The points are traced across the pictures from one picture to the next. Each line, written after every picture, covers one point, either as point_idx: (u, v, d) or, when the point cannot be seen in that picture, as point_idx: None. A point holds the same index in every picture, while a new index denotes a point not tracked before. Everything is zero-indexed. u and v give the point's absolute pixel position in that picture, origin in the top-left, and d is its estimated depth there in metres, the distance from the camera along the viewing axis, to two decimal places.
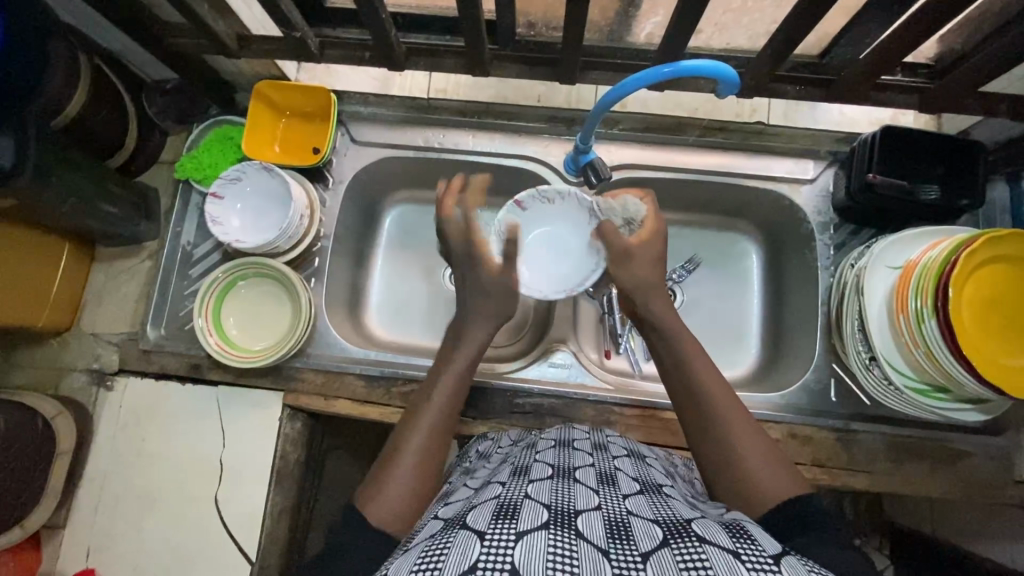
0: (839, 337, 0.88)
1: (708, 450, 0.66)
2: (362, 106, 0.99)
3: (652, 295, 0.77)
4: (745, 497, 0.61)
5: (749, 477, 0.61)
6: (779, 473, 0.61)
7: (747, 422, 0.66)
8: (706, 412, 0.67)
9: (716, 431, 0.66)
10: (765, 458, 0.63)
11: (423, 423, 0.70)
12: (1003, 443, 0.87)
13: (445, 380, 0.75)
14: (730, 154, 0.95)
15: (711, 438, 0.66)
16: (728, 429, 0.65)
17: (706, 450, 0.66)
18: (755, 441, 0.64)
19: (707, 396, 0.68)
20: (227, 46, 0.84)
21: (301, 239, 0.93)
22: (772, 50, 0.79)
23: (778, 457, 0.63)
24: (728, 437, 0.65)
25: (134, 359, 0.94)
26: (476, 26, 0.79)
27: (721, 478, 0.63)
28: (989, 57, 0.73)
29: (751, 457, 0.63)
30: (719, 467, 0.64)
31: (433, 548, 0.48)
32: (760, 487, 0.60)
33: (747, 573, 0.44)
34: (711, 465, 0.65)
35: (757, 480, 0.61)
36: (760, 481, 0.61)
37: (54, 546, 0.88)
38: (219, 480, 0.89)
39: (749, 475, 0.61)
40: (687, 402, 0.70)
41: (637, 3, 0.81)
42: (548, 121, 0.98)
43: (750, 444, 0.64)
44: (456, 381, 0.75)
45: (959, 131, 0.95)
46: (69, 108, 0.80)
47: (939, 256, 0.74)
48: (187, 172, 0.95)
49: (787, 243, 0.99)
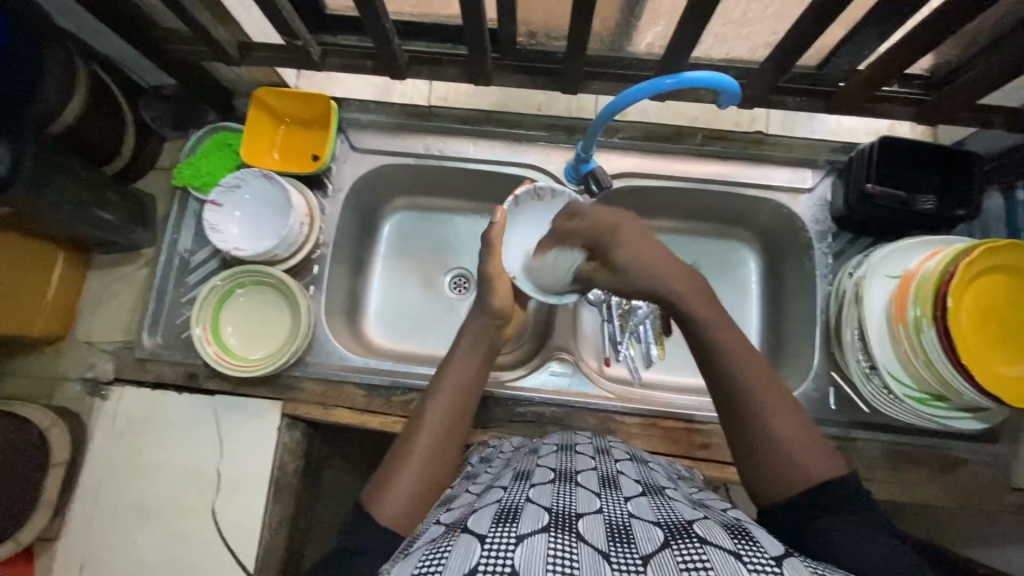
0: (838, 345, 0.89)
1: (734, 422, 0.65)
2: (361, 113, 0.99)
3: (664, 276, 0.72)
4: (778, 480, 0.60)
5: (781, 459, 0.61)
6: (813, 448, 0.61)
7: (770, 384, 0.65)
8: (727, 377, 0.66)
9: (748, 409, 0.64)
10: (796, 436, 0.61)
11: (435, 424, 0.70)
12: (1001, 450, 0.88)
13: (460, 385, 0.74)
14: (729, 162, 0.96)
15: (745, 417, 0.64)
16: (753, 394, 0.64)
17: (733, 418, 0.65)
18: (788, 423, 0.62)
19: (734, 372, 0.66)
20: (229, 54, 0.84)
21: (301, 248, 0.92)
22: (773, 63, 0.80)
23: (803, 430, 0.62)
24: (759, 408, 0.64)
25: (130, 368, 0.93)
26: (478, 36, 0.79)
27: (746, 446, 0.63)
28: (985, 72, 0.74)
29: (774, 433, 0.62)
30: (748, 437, 0.63)
31: (432, 554, 0.48)
32: (791, 468, 0.60)
33: (748, 573, 0.45)
34: (736, 431, 0.65)
35: (784, 451, 0.61)
36: (785, 463, 0.60)
37: (47, 558, 0.86)
38: (216, 490, 0.88)
39: (780, 446, 0.61)
40: (716, 380, 0.67)
41: (638, 13, 0.81)
42: (548, 129, 0.98)
43: (784, 427, 0.62)
44: (469, 386, 0.75)
45: (955, 142, 0.97)
46: (66, 116, 0.80)
47: (938, 267, 0.75)
48: (184, 180, 0.94)
49: (785, 251, 1.00)
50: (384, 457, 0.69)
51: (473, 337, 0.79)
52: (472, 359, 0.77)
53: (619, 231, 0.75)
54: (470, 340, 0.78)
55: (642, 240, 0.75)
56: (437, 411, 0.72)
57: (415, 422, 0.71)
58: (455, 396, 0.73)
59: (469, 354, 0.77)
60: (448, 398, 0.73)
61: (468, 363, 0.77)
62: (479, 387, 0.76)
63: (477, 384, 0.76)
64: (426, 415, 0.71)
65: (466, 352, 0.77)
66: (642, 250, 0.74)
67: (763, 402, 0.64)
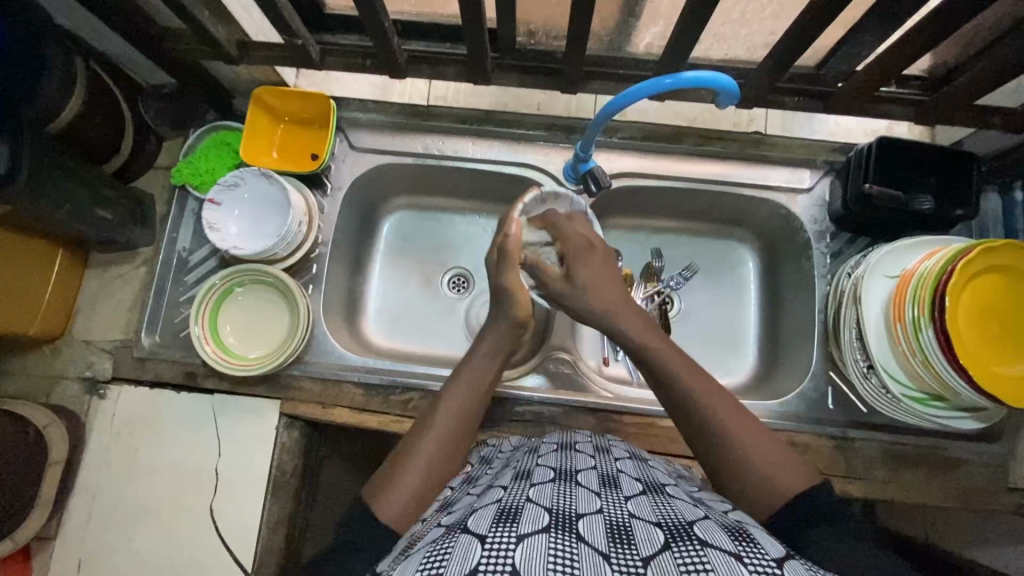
0: (837, 345, 0.89)
1: (701, 445, 0.67)
2: (361, 113, 0.99)
3: (619, 317, 0.74)
4: (752, 500, 0.61)
5: (735, 471, 0.63)
6: (781, 462, 0.63)
7: (728, 406, 0.67)
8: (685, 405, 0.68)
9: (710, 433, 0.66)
10: (761, 452, 0.63)
11: (441, 425, 0.70)
12: (998, 450, 0.88)
13: (468, 386, 0.74)
14: (727, 162, 0.96)
15: (710, 442, 0.66)
16: (714, 418, 0.66)
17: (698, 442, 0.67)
18: (751, 441, 0.64)
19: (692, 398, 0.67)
20: (229, 52, 0.84)
21: (300, 246, 0.92)
22: (772, 63, 0.80)
23: (768, 446, 0.64)
24: (698, 423, 0.66)
25: (128, 367, 0.93)
26: (478, 36, 0.79)
27: (716, 469, 0.65)
28: (984, 73, 0.75)
29: (741, 452, 0.63)
30: (716, 460, 0.65)
31: (433, 553, 0.48)
32: (761, 482, 0.61)
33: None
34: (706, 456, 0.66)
35: (752, 467, 0.62)
36: (756, 481, 0.62)
37: (44, 557, 0.86)
38: (215, 489, 0.87)
39: (749, 463, 0.63)
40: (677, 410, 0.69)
41: (637, 13, 0.82)
42: (547, 129, 0.98)
43: (748, 445, 0.64)
44: (478, 386, 0.74)
45: (953, 142, 0.97)
46: (64, 115, 0.79)
47: (935, 267, 0.75)
48: (183, 178, 0.94)
49: (783, 251, 1.00)
50: (387, 455, 0.69)
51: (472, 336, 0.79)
52: (487, 358, 0.76)
53: (590, 251, 0.79)
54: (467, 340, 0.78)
55: (602, 269, 0.78)
56: (444, 411, 0.71)
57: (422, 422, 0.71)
58: (463, 396, 0.72)
59: (483, 354, 0.76)
60: (457, 398, 0.72)
61: (485, 368, 0.75)
62: (490, 387, 0.76)
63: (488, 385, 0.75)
64: (437, 417, 0.70)
65: (478, 350, 0.77)
66: (600, 275, 0.77)
67: (724, 423, 0.65)
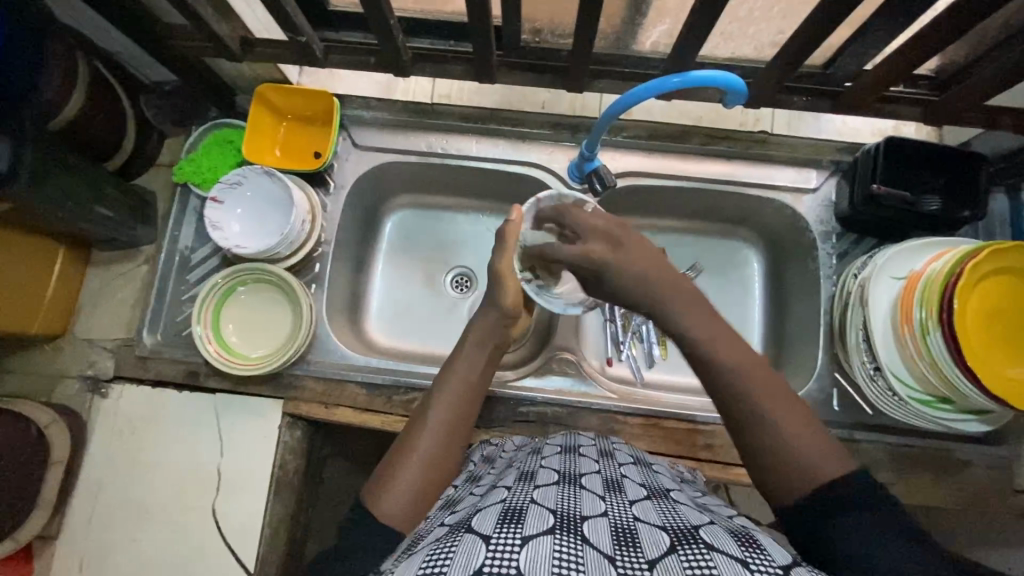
0: (843, 347, 0.88)
1: (737, 424, 0.62)
2: (364, 110, 0.98)
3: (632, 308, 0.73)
4: (785, 484, 0.58)
5: (768, 454, 0.59)
6: (820, 447, 0.58)
7: (769, 387, 0.62)
8: (726, 382, 0.63)
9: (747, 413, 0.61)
10: (799, 435, 0.59)
11: (437, 421, 0.70)
12: (1004, 453, 0.88)
13: (462, 384, 0.74)
14: (732, 162, 0.96)
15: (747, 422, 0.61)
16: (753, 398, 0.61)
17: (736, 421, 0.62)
18: (791, 423, 0.60)
19: (730, 377, 0.63)
20: (232, 49, 0.83)
21: (304, 244, 0.92)
22: (780, 62, 0.79)
23: (810, 430, 0.59)
24: (736, 402, 0.62)
25: (131, 366, 0.92)
26: (484, 34, 0.78)
27: (753, 450, 0.61)
28: (995, 70, 0.74)
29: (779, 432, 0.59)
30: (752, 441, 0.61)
31: (437, 553, 0.47)
32: (795, 467, 0.58)
33: None
34: (742, 436, 0.62)
35: (790, 450, 0.58)
36: (793, 463, 0.58)
37: (46, 557, 0.86)
38: (217, 488, 0.87)
39: (785, 446, 0.59)
40: (715, 387, 0.65)
41: (644, 10, 0.81)
42: (553, 128, 0.97)
43: (787, 426, 0.59)
44: (472, 383, 0.75)
45: (960, 143, 0.97)
46: (68, 108, 0.79)
47: (944, 268, 0.74)
48: (185, 176, 0.93)
49: (788, 255, 1.00)
50: (384, 454, 0.68)
51: (480, 330, 0.79)
52: (480, 355, 0.77)
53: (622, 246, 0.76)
54: (473, 338, 0.78)
55: (641, 251, 0.75)
56: (439, 408, 0.71)
57: (418, 419, 0.71)
58: (457, 394, 0.73)
59: (476, 354, 0.77)
60: (451, 395, 0.72)
61: (474, 361, 0.76)
62: (483, 384, 0.76)
63: (483, 381, 0.76)
64: (431, 413, 0.71)
65: (471, 349, 0.77)
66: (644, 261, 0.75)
67: (764, 406, 0.61)
